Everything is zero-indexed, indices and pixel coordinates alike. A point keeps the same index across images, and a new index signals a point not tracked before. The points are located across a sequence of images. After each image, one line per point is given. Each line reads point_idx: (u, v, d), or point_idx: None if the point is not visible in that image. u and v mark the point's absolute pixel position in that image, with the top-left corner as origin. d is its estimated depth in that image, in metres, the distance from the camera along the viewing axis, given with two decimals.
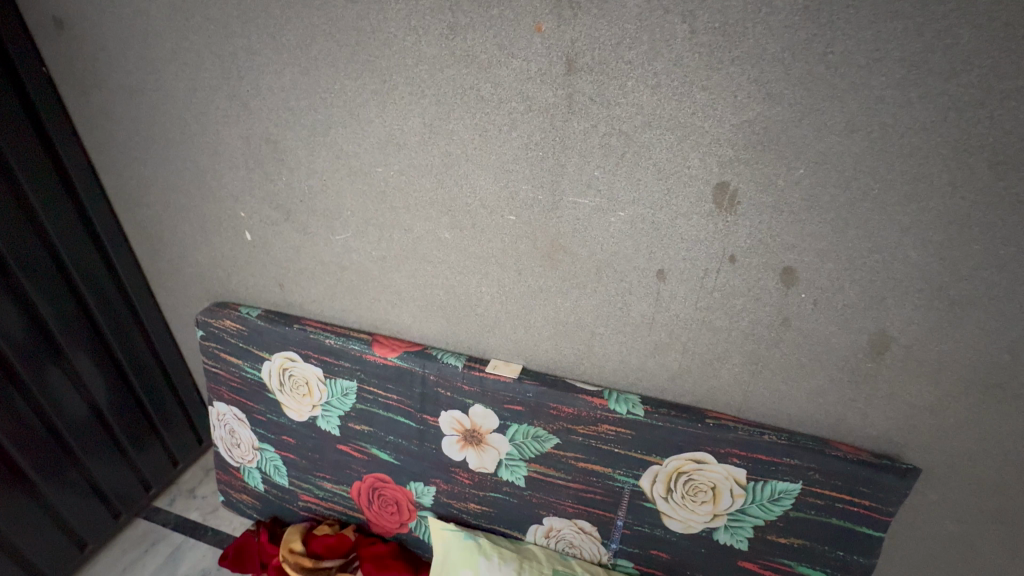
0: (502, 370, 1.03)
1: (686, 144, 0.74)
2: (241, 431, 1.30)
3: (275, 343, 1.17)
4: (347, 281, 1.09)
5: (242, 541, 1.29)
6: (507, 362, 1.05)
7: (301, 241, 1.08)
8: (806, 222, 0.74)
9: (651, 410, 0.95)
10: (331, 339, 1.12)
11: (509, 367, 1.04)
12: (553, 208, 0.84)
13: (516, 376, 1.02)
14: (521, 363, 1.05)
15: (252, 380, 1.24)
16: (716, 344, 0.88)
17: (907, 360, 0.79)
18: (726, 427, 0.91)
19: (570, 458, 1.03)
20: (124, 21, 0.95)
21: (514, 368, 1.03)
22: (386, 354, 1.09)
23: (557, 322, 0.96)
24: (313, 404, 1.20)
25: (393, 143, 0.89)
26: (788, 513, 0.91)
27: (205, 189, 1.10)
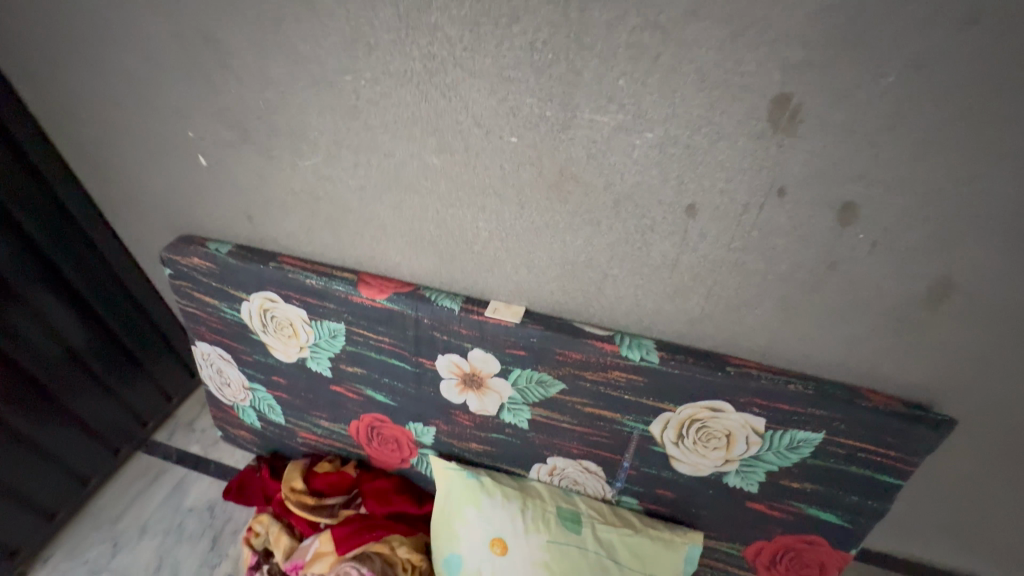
0: (503, 314, 0.93)
1: (741, 42, 0.56)
2: (229, 371, 1.24)
3: (252, 283, 1.06)
4: (324, 214, 0.95)
5: (244, 475, 1.29)
6: (507, 304, 0.95)
7: (266, 167, 0.92)
8: (880, 146, 0.59)
9: (667, 357, 0.87)
10: (312, 280, 1.00)
11: (512, 311, 0.93)
12: (564, 128, 0.68)
13: (519, 320, 0.92)
14: (524, 306, 0.94)
15: (233, 321, 1.14)
16: (747, 288, 0.78)
17: (966, 308, 0.69)
18: (748, 375, 0.84)
19: (576, 403, 0.97)
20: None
21: (517, 312, 0.93)
22: (374, 295, 0.98)
23: (566, 263, 0.84)
24: (301, 345, 1.12)
25: (362, 43, 0.71)
26: (804, 460, 0.87)
27: (144, 104, 0.92)
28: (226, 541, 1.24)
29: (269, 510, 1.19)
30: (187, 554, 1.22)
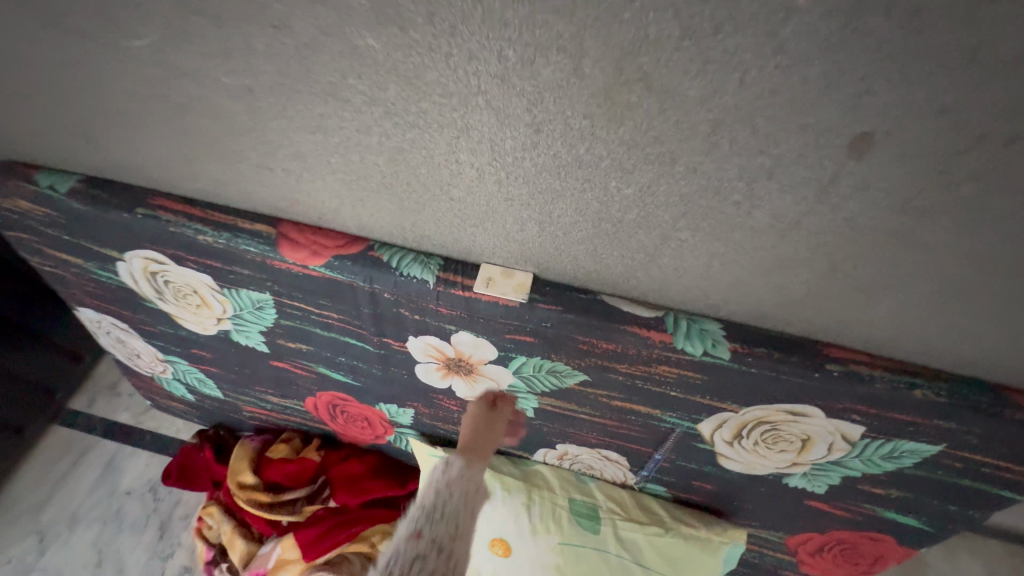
0: (503, 289, 0.62)
1: None
2: (132, 341, 0.93)
3: (121, 238, 0.71)
4: (201, 134, 0.57)
5: (185, 457, 1.06)
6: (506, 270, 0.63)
7: (74, 51, 0.52)
8: None
9: (742, 352, 0.60)
10: (208, 237, 0.66)
11: (516, 285, 0.62)
12: None
13: (525, 297, 0.62)
14: (530, 274, 0.63)
15: (114, 286, 0.81)
16: (901, 265, 0.48)
17: None
18: (858, 377, 0.58)
19: (601, 395, 0.72)
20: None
21: (522, 286, 0.62)
22: (305, 260, 0.66)
23: (603, 220, 0.52)
24: (218, 317, 0.81)
25: None
26: (901, 469, 0.66)
27: None
28: (177, 528, 1.06)
29: (219, 500, 0.99)
30: (132, 546, 1.04)
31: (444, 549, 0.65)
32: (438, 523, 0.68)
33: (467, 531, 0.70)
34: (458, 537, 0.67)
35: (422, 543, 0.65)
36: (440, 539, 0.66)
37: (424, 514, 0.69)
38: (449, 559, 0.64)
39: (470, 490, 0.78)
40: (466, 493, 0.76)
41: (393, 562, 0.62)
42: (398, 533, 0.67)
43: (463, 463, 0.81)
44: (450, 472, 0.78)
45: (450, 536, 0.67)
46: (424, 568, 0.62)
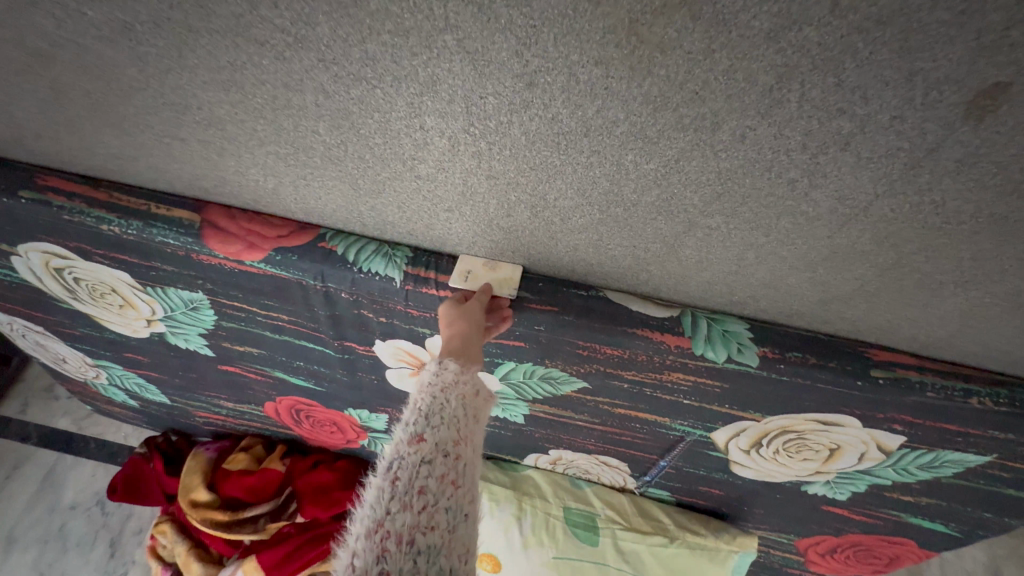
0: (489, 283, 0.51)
1: None
2: (53, 345, 0.80)
3: (8, 228, 0.57)
4: (79, 92, 0.43)
5: (131, 467, 0.93)
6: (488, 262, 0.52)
7: None
8: None
9: (773, 358, 0.50)
10: (114, 226, 0.53)
11: (503, 279, 0.51)
12: None
13: (513, 294, 0.51)
14: (519, 266, 0.52)
15: (16, 283, 0.67)
16: (988, 258, 0.38)
17: None
18: (907, 386, 0.49)
19: (602, 403, 0.62)
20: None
21: (510, 280, 0.51)
22: (239, 254, 0.53)
23: (613, 203, 0.41)
24: (147, 319, 0.68)
25: None
26: (939, 479, 0.59)
27: None
28: (129, 545, 0.96)
29: (171, 517, 0.88)
30: (77, 567, 0.94)
31: (454, 452, 0.38)
32: (441, 420, 0.38)
33: (480, 426, 0.41)
34: (470, 435, 0.39)
35: (424, 449, 0.37)
36: (450, 443, 0.38)
37: (418, 412, 0.39)
38: (461, 469, 0.37)
39: (477, 403, 0.41)
40: (471, 399, 0.41)
41: (392, 473, 0.36)
42: (387, 444, 0.39)
43: (459, 371, 0.42)
44: (446, 375, 0.41)
45: (460, 438, 0.39)
46: (434, 481, 0.36)
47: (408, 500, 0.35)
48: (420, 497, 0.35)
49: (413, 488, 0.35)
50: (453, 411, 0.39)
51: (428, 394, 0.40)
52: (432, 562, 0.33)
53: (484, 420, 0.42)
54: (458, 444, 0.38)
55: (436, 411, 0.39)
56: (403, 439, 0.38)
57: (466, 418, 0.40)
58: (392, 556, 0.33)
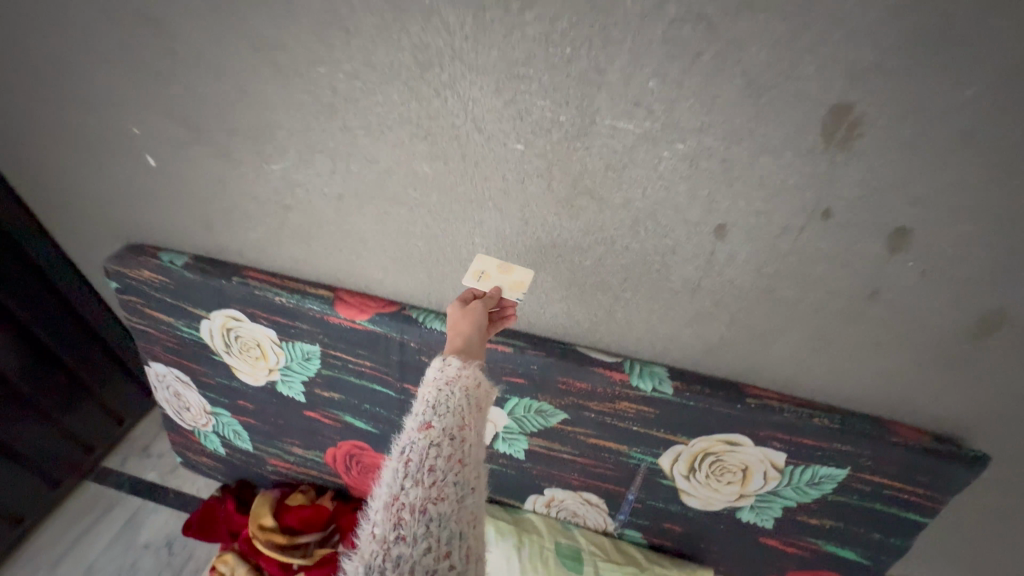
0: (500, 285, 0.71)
1: (801, 41, 0.46)
2: (187, 393, 1.11)
3: (213, 300, 0.94)
4: (294, 224, 0.83)
5: (206, 507, 1.16)
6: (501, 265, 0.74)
7: (225, 172, 0.79)
8: (947, 167, 0.51)
9: (682, 388, 0.79)
10: (282, 297, 0.88)
11: (513, 284, 0.71)
12: (581, 135, 0.58)
13: (519, 295, 0.71)
14: (527, 274, 0.72)
15: (191, 341, 1.01)
16: (776, 316, 0.70)
17: (1016, 342, 0.63)
18: (770, 409, 0.77)
19: (578, 434, 0.88)
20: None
21: (519, 285, 0.71)
22: (353, 316, 0.87)
23: (573, 284, 0.75)
24: (270, 368, 1.00)
25: (339, 28, 0.58)
26: (826, 496, 0.81)
27: (74, 93, 0.76)
28: None
29: (236, 549, 1.07)
30: None
31: (458, 436, 0.49)
32: (447, 412, 0.50)
33: (482, 413, 0.52)
34: (472, 423, 0.50)
35: (433, 435, 0.48)
36: (455, 428, 0.49)
37: (428, 404, 0.51)
38: (465, 450, 0.48)
39: (478, 395, 0.52)
40: (472, 390, 0.52)
41: (407, 455, 0.48)
42: (403, 430, 0.50)
43: (462, 365, 0.54)
44: (450, 371, 0.53)
45: (463, 424, 0.49)
46: (441, 461, 0.47)
47: (420, 477, 0.46)
48: (429, 473, 0.46)
49: (424, 467, 0.46)
50: (457, 404, 0.50)
51: (437, 389, 0.52)
52: (440, 521, 0.44)
53: (485, 408, 0.53)
54: (462, 429, 0.49)
55: (442, 405, 0.50)
56: (417, 427, 0.49)
57: (469, 409, 0.51)
58: (408, 520, 0.44)
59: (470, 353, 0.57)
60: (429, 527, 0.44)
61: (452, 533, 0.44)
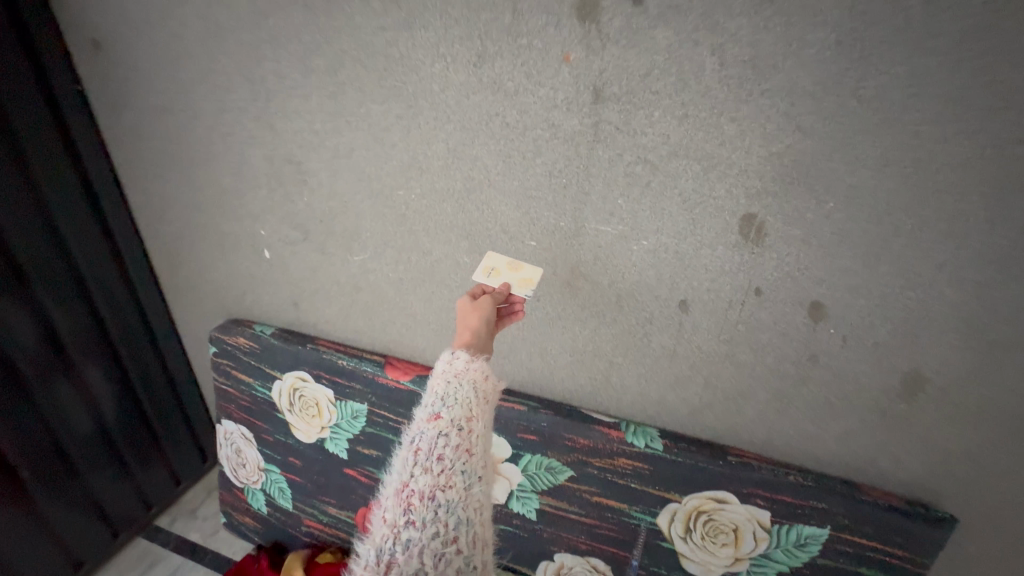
0: (510, 282, 0.83)
1: (713, 175, 0.71)
2: (247, 450, 1.29)
3: (288, 363, 1.16)
4: (363, 302, 1.08)
5: (242, 566, 1.29)
6: (511, 264, 0.86)
7: (318, 261, 1.07)
8: (836, 256, 0.71)
9: (670, 445, 0.91)
10: (344, 360, 1.10)
11: (523, 281, 0.82)
12: (575, 235, 0.83)
13: (528, 290, 0.81)
14: (536, 271, 0.84)
15: (262, 400, 1.22)
16: (741, 379, 0.85)
17: (943, 403, 0.74)
18: (749, 465, 0.87)
19: (584, 491, 0.99)
20: (146, 28, 0.94)
21: (526, 281, 0.83)
22: (399, 376, 1.07)
23: (576, 351, 0.94)
24: (323, 425, 1.18)
25: (415, 168, 0.88)
26: (814, 560, 0.87)
27: (226, 207, 1.09)
28: None
29: None
30: None
31: (465, 427, 0.55)
32: (456, 403, 0.56)
33: (488, 405, 0.59)
34: (478, 415, 0.57)
35: (442, 425, 0.54)
36: (463, 419, 0.55)
37: (439, 397, 0.57)
38: (471, 440, 0.54)
39: (484, 387, 0.59)
40: (479, 383, 0.59)
41: (419, 444, 0.54)
42: (415, 421, 0.57)
43: (469, 360, 0.60)
44: (458, 367, 0.59)
45: (470, 416, 0.56)
46: (449, 451, 0.53)
47: (429, 465, 0.52)
48: (438, 461, 0.52)
49: (433, 456, 0.53)
50: (464, 396, 0.57)
51: (446, 382, 0.58)
52: (447, 506, 0.51)
53: (491, 400, 0.59)
54: (468, 421, 0.55)
55: (451, 397, 0.57)
56: (428, 418, 0.56)
57: (475, 401, 0.57)
58: (419, 506, 0.51)
59: (478, 348, 0.66)
60: (437, 513, 0.50)
61: (459, 517, 0.51)
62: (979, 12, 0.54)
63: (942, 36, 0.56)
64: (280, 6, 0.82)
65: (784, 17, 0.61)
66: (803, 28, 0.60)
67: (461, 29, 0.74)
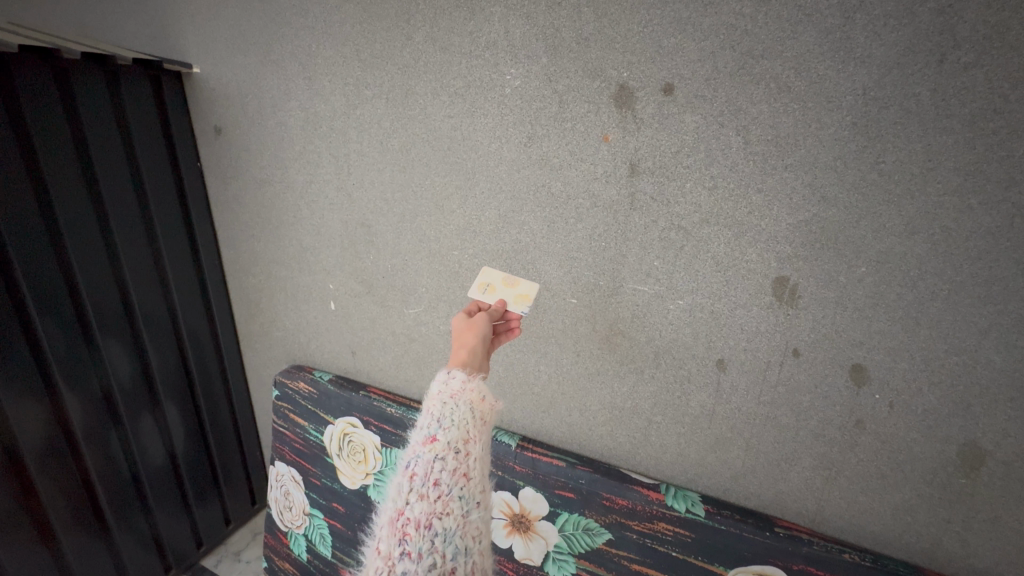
0: (506, 298, 0.88)
1: (744, 240, 0.76)
2: (295, 492, 1.34)
3: (341, 409, 1.23)
4: (415, 352, 1.16)
5: None
6: (506, 280, 0.92)
7: (378, 313, 1.17)
8: (872, 319, 0.72)
9: (712, 511, 0.88)
10: (392, 408, 1.16)
11: (518, 296, 0.87)
12: (614, 293, 0.89)
13: (526, 306, 0.86)
14: (533, 288, 0.89)
15: (313, 443, 1.29)
16: (784, 443, 0.84)
17: (1010, 479, 0.70)
18: (799, 539, 0.82)
19: (622, 558, 0.95)
20: (258, 118, 1.15)
21: (524, 295, 0.88)
22: None
23: (614, 408, 0.97)
24: (367, 472, 1.21)
25: (469, 231, 0.99)
26: None
27: (303, 263, 1.24)
28: None
29: None
30: None
31: (461, 450, 0.59)
32: (452, 426, 0.60)
33: (484, 426, 0.62)
34: (474, 437, 0.60)
35: (438, 448, 0.58)
36: (459, 442, 0.59)
37: (435, 418, 0.61)
38: (468, 463, 0.58)
39: (480, 408, 0.62)
40: (475, 404, 0.62)
41: (415, 470, 0.57)
42: (412, 444, 0.60)
43: (466, 380, 0.64)
44: (454, 389, 0.63)
45: (466, 438, 0.60)
46: (446, 476, 0.57)
47: (426, 492, 0.56)
48: (435, 487, 0.56)
49: (430, 481, 0.56)
50: (460, 418, 0.61)
51: (442, 403, 0.62)
52: (444, 533, 0.54)
53: (486, 422, 0.63)
54: (464, 443, 0.59)
55: (447, 419, 0.60)
56: (424, 441, 0.59)
57: (471, 423, 0.61)
58: (415, 535, 0.54)
59: (474, 366, 0.69)
60: (434, 542, 0.54)
61: (456, 545, 0.54)
62: (986, 97, 0.60)
63: (952, 117, 0.62)
64: (367, 100, 1.00)
65: (801, 103, 0.68)
66: (820, 111, 0.68)
67: (515, 116, 0.87)
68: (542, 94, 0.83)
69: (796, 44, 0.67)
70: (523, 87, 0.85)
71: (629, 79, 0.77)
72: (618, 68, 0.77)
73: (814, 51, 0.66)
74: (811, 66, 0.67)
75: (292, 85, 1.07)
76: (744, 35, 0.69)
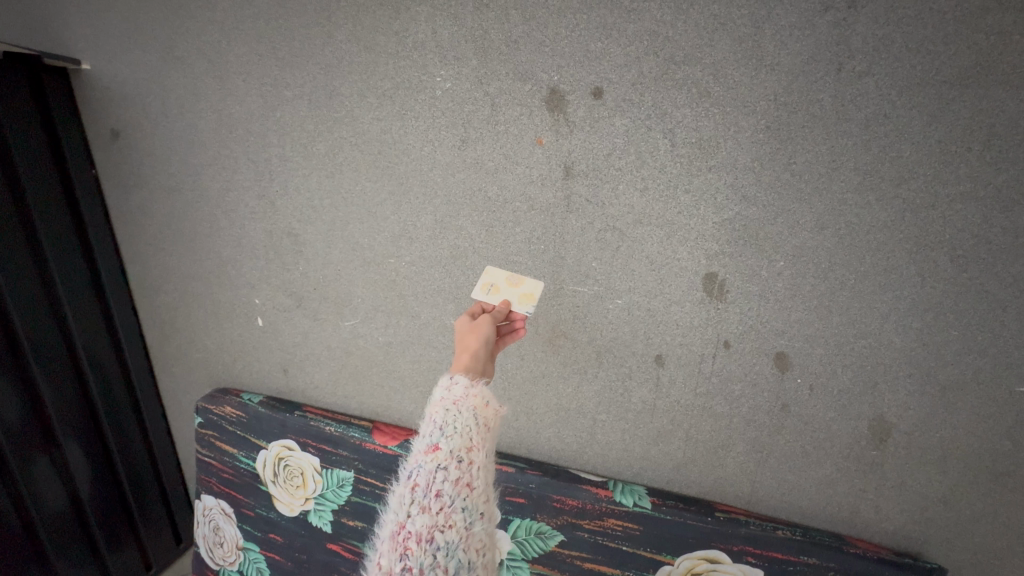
0: (510, 298, 0.83)
1: (675, 239, 0.79)
2: (226, 526, 1.23)
3: (274, 432, 1.15)
4: (353, 365, 1.11)
5: None
6: (511, 279, 0.87)
7: (310, 327, 1.10)
8: (791, 309, 0.77)
9: (658, 502, 0.90)
10: (331, 427, 1.10)
11: (523, 296, 0.83)
12: (555, 295, 0.89)
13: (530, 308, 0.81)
14: (539, 285, 0.85)
15: (244, 471, 1.19)
16: (721, 431, 0.88)
17: (911, 448, 0.77)
18: (737, 520, 0.87)
19: (575, 557, 0.95)
20: (162, 120, 1.05)
21: (530, 297, 0.83)
22: (386, 442, 1.06)
23: (559, 409, 0.97)
24: (307, 497, 1.13)
25: (406, 237, 0.95)
26: None
27: (224, 277, 1.14)
28: None
29: None
30: None
31: (466, 458, 0.55)
32: (454, 434, 0.56)
33: (488, 433, 0.59)
34: (478, 445, 0.57)
35: (441, 457, 0.54)
36: (463, 450, 0.55)
37: (437, 426, 0.57)
38: (472, 472, 0.55)
39: (485, 414, 0.59)
40: (479, 409, 0.59)
41: (416, 480, 0.54)
42: (414, 453, 0.57)
43: (470, 384, 0.61)
44: (458, 393, 0.60)
45: (469, 446, 0.56)
46: (449, 486, 0.53)
47: (428, 504, 0.52)
48: (437, 499, 0.52)
49: (434, 493, 0.53)
50: (463, 426, 0.57)
51: (445, 410, 0.58)
52: (447, 547, 0.51)
53: (490, 428, 0.60)
54: (468, 452, 0.56)
55: (450, 426, 0.57)
56: (426, 451, 0.56)
57: (474, 430, 0.57)
58: (417, 550, 0.50)
59: (476, 371, 0.65)
60: (436, 556, 0.50)
61: (459, 560, 0.51)
62: (878, 103, 0.66)
63: (849, 122, 0.67)
64: (287, 101, 0.93)
65: (721, 107, 0.72)
66: (737, 116, 0.71)
67: (447, 118, 0.85)
68: (474, 96, 0.82)
69: (713, 51, 0.70)
70: (453, 90, 0.83)
71: (560, 82, 0.77)
72: (548, 71, 0.77)
73: (729, 59, 0.69)
74: (727, 72, 0.70)
75: (201, 85, 0.98)
76: (666, 41, 0.71)
